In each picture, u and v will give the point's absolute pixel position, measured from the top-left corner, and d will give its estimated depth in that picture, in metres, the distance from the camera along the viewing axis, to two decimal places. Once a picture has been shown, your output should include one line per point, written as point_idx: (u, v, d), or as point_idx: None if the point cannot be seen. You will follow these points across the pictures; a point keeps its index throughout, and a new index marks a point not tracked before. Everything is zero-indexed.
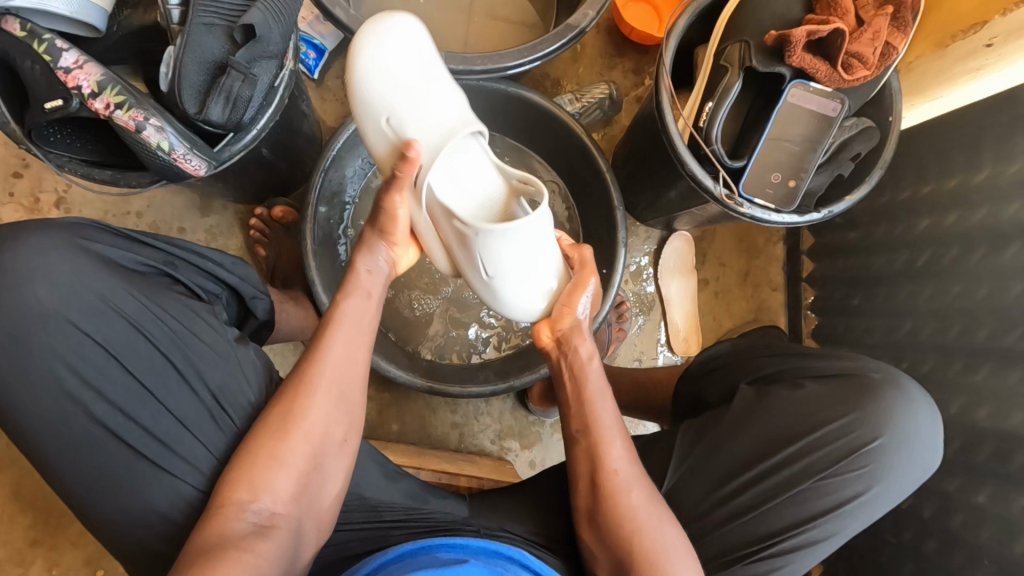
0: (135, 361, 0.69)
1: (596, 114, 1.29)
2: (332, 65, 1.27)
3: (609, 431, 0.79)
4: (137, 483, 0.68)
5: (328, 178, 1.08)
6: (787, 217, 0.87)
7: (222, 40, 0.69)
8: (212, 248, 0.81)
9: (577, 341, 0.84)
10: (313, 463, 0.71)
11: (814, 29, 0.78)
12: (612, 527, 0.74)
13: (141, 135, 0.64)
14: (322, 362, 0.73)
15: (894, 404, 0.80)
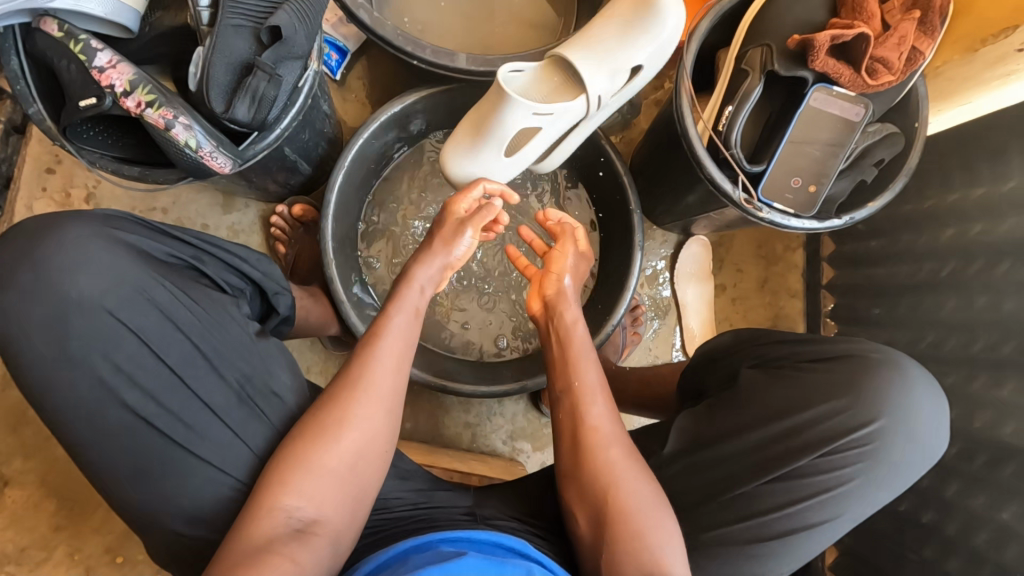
0: (170, 354, 0.70)
1: (614, 117, 1.29)
2: (354, 67, 1.29)
3: (591, 392, 0.82)
4: (164, 476, 0.69)
5: (348, 177, 1.10)
6: (807, 222, 0.86)
7: (249, 41, 0.70)
8: (234, 244, 0.82)
9: (563, 309, 0.91)
10: (351, 458, 0.72)
11: (839, 33, 0.77)
12: (589, 482, 0.76)
13: (170, 133, 0.66)
14: (371, 362, 0.77)
15: (892, 386, 0.76)
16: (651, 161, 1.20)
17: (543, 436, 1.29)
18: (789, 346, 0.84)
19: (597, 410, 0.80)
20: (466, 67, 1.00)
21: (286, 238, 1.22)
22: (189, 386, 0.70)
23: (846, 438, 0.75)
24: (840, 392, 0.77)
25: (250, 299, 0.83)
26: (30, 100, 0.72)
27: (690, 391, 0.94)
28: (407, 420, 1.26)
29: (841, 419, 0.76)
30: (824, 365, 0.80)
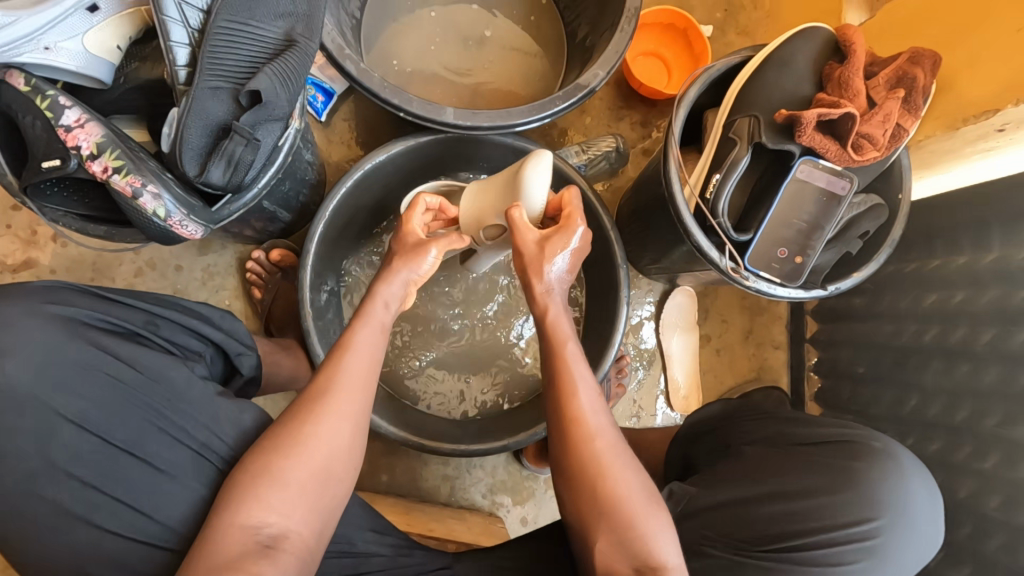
0: (113, 426, 0.68)
1: (602, 166, 1.29)
2: (339, 108, 1.27)
3: (569, 377, 0.74)
4: (115, 554, 0.67)
5: (330, 225, 1.07)
6: (793, 292, 0.85)
7: (226, 103, 0.68)
8: (193, 303, 0.83)
9: (540, 292, 0.80)
10: (318, 473, 0.66)
11: (825, 111, 0.77)
12: (576, 490, 0.70)
13: (138, 201, 0.63)
14: (337, 374, 0.71)
15: (891, 477, 0.73)
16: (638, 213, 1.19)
17: (524, 490, 1.25)
18: (788, 428, 0.83)
19: (573, 395, 0.73)
20: (453, 122, 0.99)
21: (263, 282, 1.19)
22: (139, 452, 0.69)
23: (848, 530, 0.71)
24: (844, 481, 0.73)
25: (212, 360, 0.84)
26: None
27: (683, 468, 0.94)
28: (383, 472, 1.21)
29: (841, 510, 0.72)
30: (820, 450, 0.78)
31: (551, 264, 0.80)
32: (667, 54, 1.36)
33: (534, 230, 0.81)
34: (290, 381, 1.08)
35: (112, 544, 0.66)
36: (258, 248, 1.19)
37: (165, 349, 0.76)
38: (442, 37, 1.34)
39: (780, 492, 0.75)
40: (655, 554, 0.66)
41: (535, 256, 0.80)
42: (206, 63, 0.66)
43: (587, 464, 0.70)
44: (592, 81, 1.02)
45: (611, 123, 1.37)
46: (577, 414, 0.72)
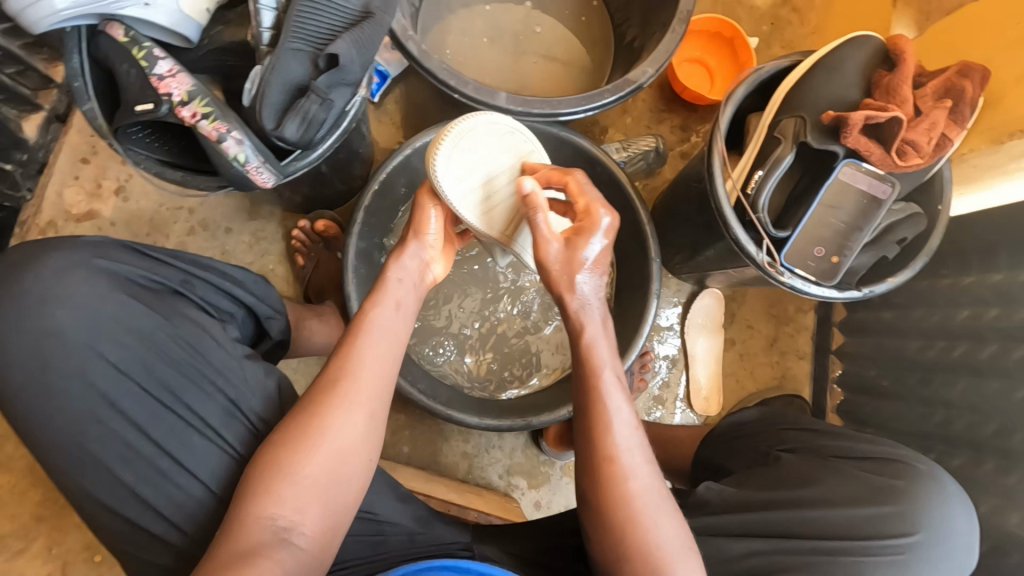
0: (149, 374, 0.73)
1: (640, 164, 1.32)
2: (392, 91, 1.32)
3: (611, 393, 0.73)
4: (148, 491, 0.71)
5: (378, 198, 1.12)
6: (827, 291, 0.88)
7: (305, 65, 0.73)
8: (228, 268, 0.87)
9: (574, 312, 0.75)
10: (334, 469, 0.69)
11: (872, 114, 0.80)
12: (601, 519, 0.69)
13: (221, 145, 0.67)
14: (353, 370, 0.73)
15: (934, 498, 0.73)
16: (674, 211, 1.21)
17: (539, 475, 1.27)
18: (828, 440, 0.84)
19: (612, 413, 0.72)
20: (505, 106, 1.03)
21: (306, 249, 1.23)
22: (173, 399, 0.74)
23: (883, 544, 0.71)
24: (886, 497, 0.74)
25: (243, 324, 0.88)
26: (86, 97, 0.75)
27: (708, 462, 0.96)
28: (405, 444, 1.25)
29: (878, 522, 0.72)
30: (863, 465, 0.78)
31: (582, 275, 0.74)
32: (712, 62, 1.39)
33: (556, 239, 0.75)
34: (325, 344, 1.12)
35: (148, 480, 0.71)
36: (304, 218, 1.24)
37: (199, 309, 0.80)
38: (494, 31, 1.39)
39: (820, 498, 0.75)
40: None
41: (566, 261, 0.74)
42: (291, 26, 0.71)
43: (625, 484, 0.68)
44: (642, 77, 1.05)
45: (651, 125, 1.40)
46: (617, 432, 0.71)
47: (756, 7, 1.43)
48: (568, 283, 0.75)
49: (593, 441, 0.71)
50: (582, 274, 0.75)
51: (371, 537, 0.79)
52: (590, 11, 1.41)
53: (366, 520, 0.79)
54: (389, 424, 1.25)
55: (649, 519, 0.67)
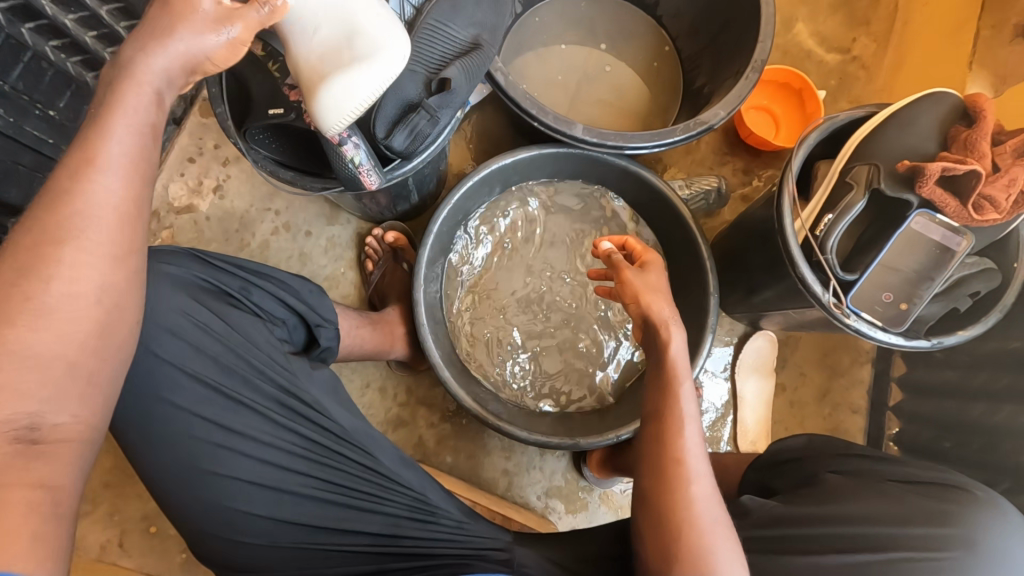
0: (207, 369, 0.77)
1: (700, 203, 1.36)
2: (470, 118, 1.41)
3: (687, 400, 0.82)
4: (208, 481, 0.76)
5: (451, 212, 1.18)
6: (893, 337, 0.88)
7: (418, 85, 0.81)
8: (283, 276, 0.91)
9: (659, 328, 0.85)
10: (76, 342, 0.55)
11: (950, 166, 0.81)
12: (660, 511, 0.77)
13: (341, 149, 0.76)
14: (77, 206, 0.55)
15: (995, 527, 0.75)
16: (734, 250, 1.23)
17: (577, 500, 1.27)
18: (881, 466, 0.86)
19: (687, 421, 0.81)
20: (581, 137, 1.09)
21: (377, 258, 1.31)
22: (226, 394, 0.78)
23: (930, 561, 0.73)
24: (940, 520, 0.76)
25: (293, 329, 0.90)
26: (220, 102, 0.86)
27: (758, 484, 0.97)
28: (448, 454, 1.27)
29: (929, 542, 0.74)
30: (914, 490, 0.81)
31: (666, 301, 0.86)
32: (779, 111, 1.43)
33: (637, 274, 0.90)
34: (377, 350, 1.15)
35: (207, 470, 0.76)
36: (378, 228, 1.32)
37: (254, 313, 0.84)
38: (569, 69, 1.47)
39: (868, 515, 0.78)
40: None
41: (646, 284, 0.88)
42: (414, 49, 0.80)
43: (688, 485, 0.77)
44: (711, 120, 1.10)
45: (714, 167, 1.44)
46: (690, 437, 0.80)
47: (824, 62, 1.48)
48: (656, 301, 0.86)
49: (666, 441, 0.80)
50: (664, 298, 0.87)
51: (422, 516, 0.84)
52: (662, 56, 1.48)
53: (419, 500, 0.84)
54: (434, 432, 1.28)
55: (706, 522, 0.75)
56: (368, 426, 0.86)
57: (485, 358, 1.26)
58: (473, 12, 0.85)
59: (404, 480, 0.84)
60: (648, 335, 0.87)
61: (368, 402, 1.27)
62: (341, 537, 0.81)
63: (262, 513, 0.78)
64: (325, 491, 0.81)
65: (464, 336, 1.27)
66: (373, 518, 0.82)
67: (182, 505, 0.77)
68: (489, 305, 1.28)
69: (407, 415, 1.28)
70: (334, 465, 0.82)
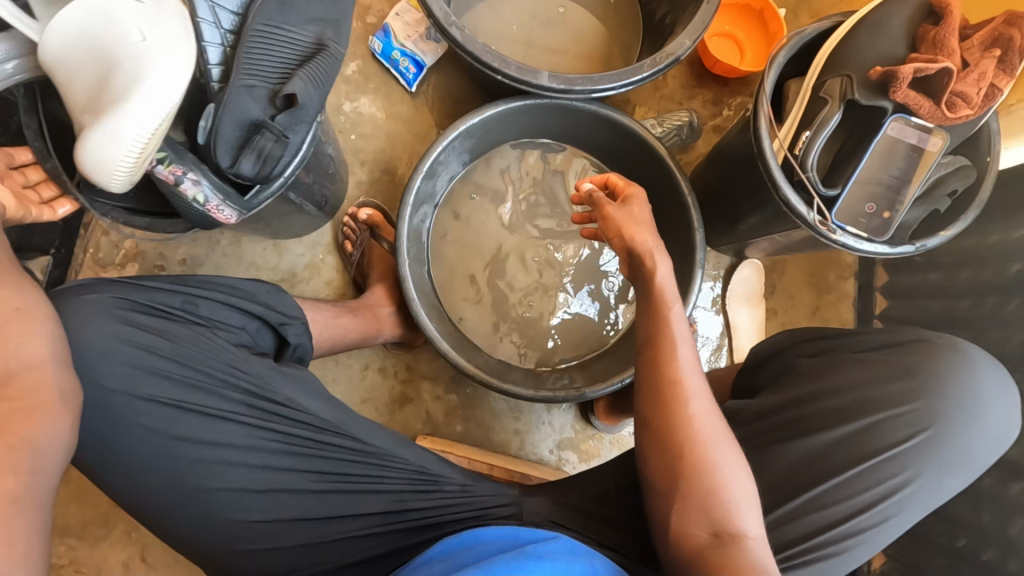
0: (158, 389, 0.76)
1: (673, 140, 1.34)
2: (429, 81, 1.35)
3: (678, 322, 0.84)
4: (197, 498, 0.76)
5: (425, 180, 1.14)
6: (880, 247, 0.88)
7: (261, 102, 0.85)
8: (234, 283, 0.88)
9: (643, 257, 0.88)
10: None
11: (921, 67, 0.81)
12: (663, 434, 0.78)
13: (180, 188, 0.82)
14: None
15: (957, 366, 0.82)
16: (714, 181, 1.22)
17: (589, 448, 1.30)
18: (855, 338, 0.88)
19: (680, 343, 0.83)
20: (547, 85, 1.05)
21: (355, 238, 1.27)
22: (184, 409, 0.77)
23: (906, 411, 0.80)
24: (907, 375, 0.82)
25: (257, 332, 0.88)
26: (47, 156, 0.84)
27: (746, 388, 0.97)
28: (458, 423, 1.28)
29: (900, 398, 0.81)
30: (887, 350, 0.85)
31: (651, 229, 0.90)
32: (741, 35, 1.40)
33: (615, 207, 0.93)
34: (363, 336, 1.13)
35: (193, 486, 0.75)
36: (353, 207, 1.29)
37: (203, 323, 0.82)
38: (524, 16, 1.41)
39: (844, 386, 0.83)
40: (724, 504, 0.74)
41: (627, 217, 0.91)
42: (246, 63, 0.83)
43: (687, 403, 0.78)
44: (678, 51, 1.07)
45: (683, 101, 1.41)
46: (684, 357, 0.81)
47: None
48: (638, 232, 0.89)
49: (661, 364, 0.81)
50: (648, 229, 0.90)
51: (425, 488, 0.84)
52: None
53: (420, 472, 0.85)
54: (441, 404, 1.28)
55: (707, 438, 0.76)
56: (346, 413, 0.86)
57: (480, 324, 1.25)
58: (313, 11, 0.89)
59: (401, 457, 0.85)
60: (635, 266, 0.90)
61: (370, 384, 1.26)
62: (349, 524, 0.81)
63: (260, 517, 0.78)
64: (321, 482, 0.81)
65: (455, 306, 1.25)
66: (378, 498, 0.83)
67: (183, 529, 0.76)
68: (476, 271, 1.26)
69: (411, 391, 1.27)
70: (321, 455, 0.82)
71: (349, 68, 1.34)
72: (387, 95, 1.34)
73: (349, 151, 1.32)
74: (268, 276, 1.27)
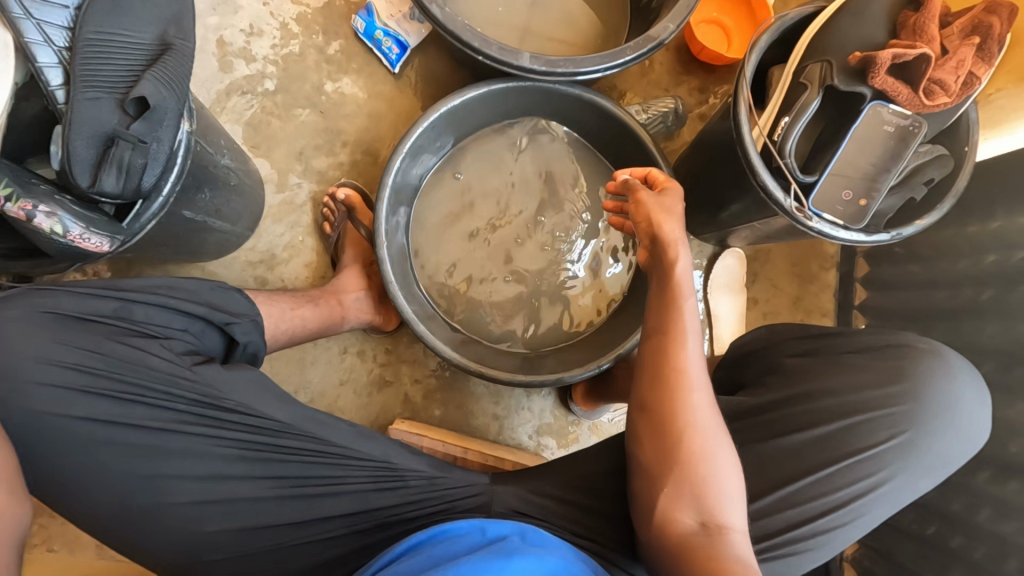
0: (102, 404, 0.75)
1: (659, 126, 1.34)
2: (412, 62, 1.33)
3: (689, 313, 0.81)
4: (151, 512, 0.75)
5: (405, 161, 1.12)
6: (856, 234, 0.89)
7: (115, 113, 0.80)
8: (175, 286, 0.86)
9: (665, 245, 0.83)
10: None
11: (900, 53, 0.80)
12: (662, 426, 0.78)
13: (35, 223, 0.78)
14: None
15: (937, 372, 0.83)
16: (698, 169, 1.21)
17: (568, 434, 1.30)
18: (841, 339, 0.88)
19: (691, 335, 0.80)
20: (529, 66, 1.04)
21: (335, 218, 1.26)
22: (127, 423, 0.76)
23: (885, 415, 0.82)
24: (895, 379, 0.83)
25: (202, 334, 0.87)
26: None
27: (727, 382, 0.99)
28: (437, 407, 1.27)
29: (882, 402, 0.82)
30: (873, 353, 0.86)
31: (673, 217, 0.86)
32: (729, 21, 1.39)
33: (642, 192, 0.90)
34: (326, 325, 1.13)
35: (145, 500, 0.75)
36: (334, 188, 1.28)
37: (139, 332, 0.80)
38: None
39: (829, 388, 0.84)
40: (714, 498, 0.75)
41: (659, 205, 0.88)
42: (88, 77, 0.78)
43: (689, 396, 0.78)
44: (661, 35, 1.06)
45: (669, 88, 1.40)
46: (689, 349, 0.79)
47: None
48: (667, 221, 0.85)
49: (668, 357, 0.79)
50: (676, 220, 0.86)
51: (389, 485, 0.85)
52: None
53: (384, 468, 0.85)
54: (420, 388, 1.28)
55: (704, 433, 0.77)
56: (306, 411, 0.85)
57: (459, 309, 1.24)
58: (151, 10, 0.85)
59: (363, 453, 0.85)
60: (654, 255, 0.86)
61: (348, 367, 1.26)
62: (314, 527, 0.81)
63: (217, 525, 0.78)
64: (281, 486, 0.81)
65: (435, 290, 1.24)
66: (340, 498, 0.83)
67: (141, 541, 0.76)
68: (456, 254, 1.25)
69: (390, 375, 1.27)
70: (280, 458, 0.81)
71: (331, 47, 1.32)
72: (369, 76, 1.32)
73: (330, 131, 1.30)
74: (247, 257, 1.25)
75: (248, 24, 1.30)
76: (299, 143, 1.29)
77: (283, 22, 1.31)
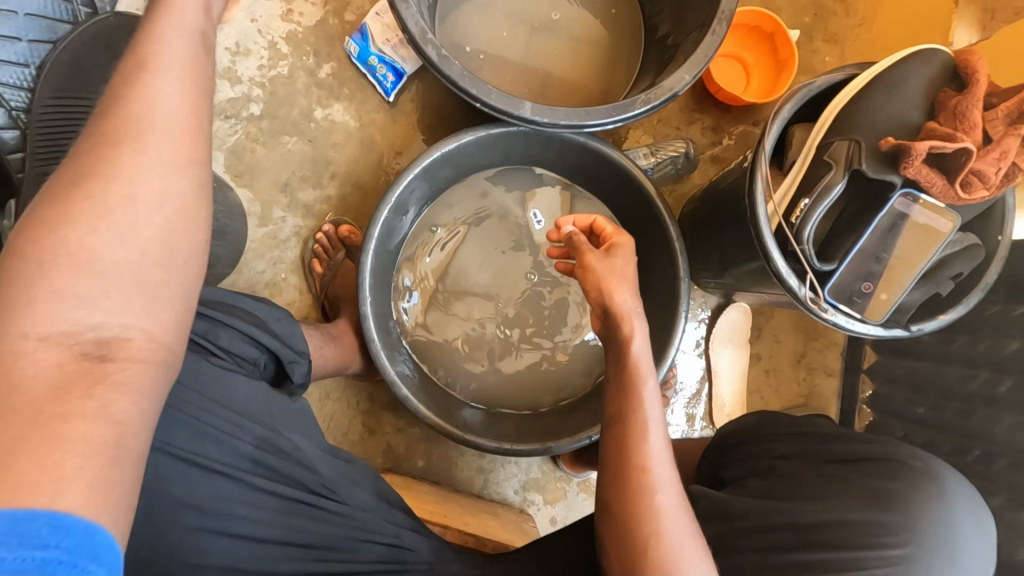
0: (171, 431, 0.65)
1: (668, 170, 1.26)
2: (409, 89, 1.25)
3: (650, 400, 0.78)
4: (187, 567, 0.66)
5: (394, 210, 1.05)
6: (874, 329, 0.81)
7: None
8: (250, 311, 0.84)
9: (619, 317, 0.82)
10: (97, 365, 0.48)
11: (939, 145, 0.72)
12: (626, 530, 0.72)
13: None
14: None
15: (933, 502, 0.69)
16: (705, 224, 1.14)
17: (556, 490, 1.25)
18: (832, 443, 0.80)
19: (652, 425, 0.77)
20: (531, 117, 0.95)
21: (325, 257, 1.19)
22: (189, 458, 0.66)
23: (880, 549, 0.67)
24: (884, 501, 0.70)
25: (264, 365, 0.84)
26: None
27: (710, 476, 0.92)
28: (420, 457, 1.22)
29: (876, 530, 0.68)
30: (861, 468, 0.75)
31: (626, 285, 0.84)
32: (750, 58, 1.30)
33: (597, 257, 0.87)
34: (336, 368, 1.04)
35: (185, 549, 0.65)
36: (325, 224, 1.22)
37: (219, 353, 0.76)
38: (514, 17, 1.27)
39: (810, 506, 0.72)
40: None
41: (608, 270, 0.85)
42: None
43: (654, 496, 0.72)
44: (674, 86, 0.97)
45: (681, 126, 1.32)
46: (654, 441, 0.76)
47: None
48: (617, 288, 0.83)
49: (629, 446, 0.75)
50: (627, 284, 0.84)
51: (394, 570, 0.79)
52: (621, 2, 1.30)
53: (394, 550, 0.79)
54: (403, 437, 1.23)
55: (673, 540, 0.70)
56: (344, 467, 0.80)
57: (447, 362, 1.17)
58: None
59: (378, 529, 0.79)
60: (608, 327, 0.84)
61: (330, 412, 1.20)
62: None
63: None
64: (302, 560, 0.73)
65: (421, 340, 1.17)
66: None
67: None
68: (446, 303, 1.18)
69: (372, 423, 1.22)
70: (313, 523, 0.75)
71: (322, 70, 1.23)
72: (362, 103, 1.24)
73: (318, 161, 1.22)
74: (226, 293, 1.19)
75: (234, 41, 1.21)
76: (285, 173, 1.22)
77: (271, 41, 1.22)
